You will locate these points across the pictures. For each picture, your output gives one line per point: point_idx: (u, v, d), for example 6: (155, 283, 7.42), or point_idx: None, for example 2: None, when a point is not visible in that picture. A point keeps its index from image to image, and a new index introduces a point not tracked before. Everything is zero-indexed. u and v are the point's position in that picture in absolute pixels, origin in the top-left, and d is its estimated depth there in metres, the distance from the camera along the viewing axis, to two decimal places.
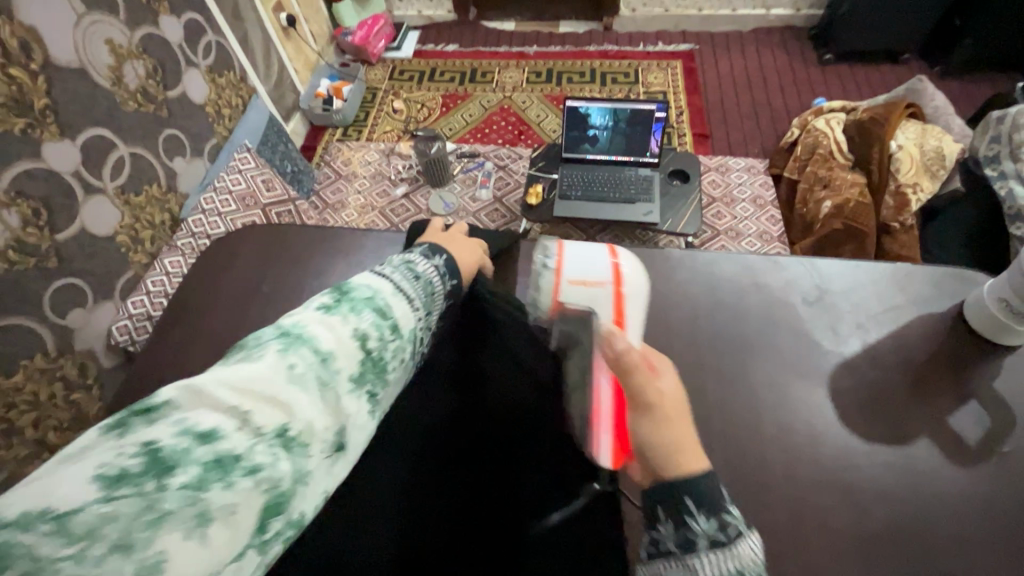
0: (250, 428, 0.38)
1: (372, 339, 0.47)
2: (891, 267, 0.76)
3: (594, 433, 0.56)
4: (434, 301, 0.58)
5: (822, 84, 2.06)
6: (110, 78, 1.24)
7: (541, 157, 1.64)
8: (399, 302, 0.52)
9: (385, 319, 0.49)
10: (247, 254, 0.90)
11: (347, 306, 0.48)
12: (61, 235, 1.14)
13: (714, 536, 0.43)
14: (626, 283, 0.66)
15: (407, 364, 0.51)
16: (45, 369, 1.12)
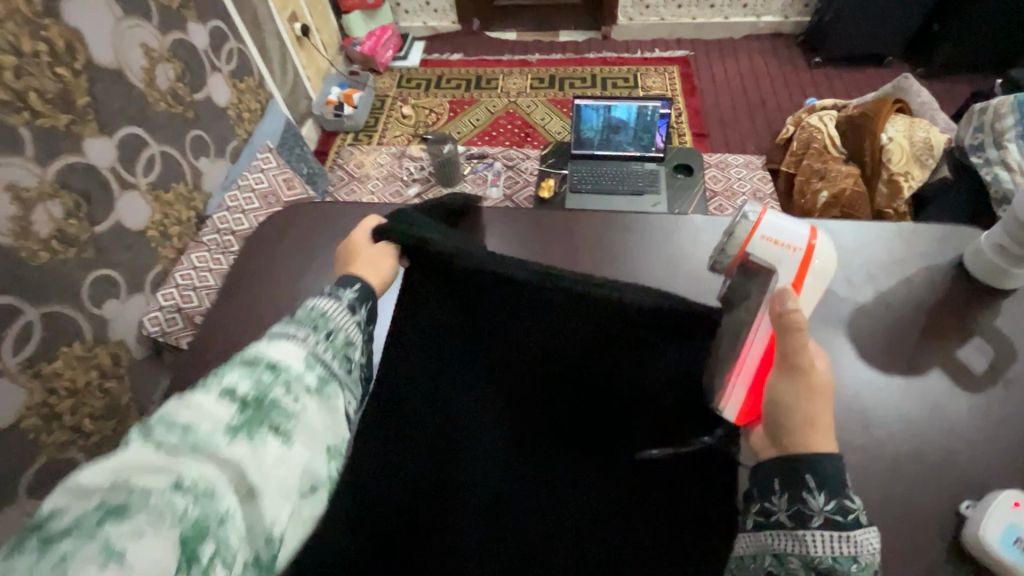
0: (138, 488, 0.39)
1: (245, 388, 0.49)
2: (897, 225, 0.81)
3: (730, 383, 0.59)
4: (328, 325, 0.61)
5: (812, 86, 2.17)
6: (143, 79, 1.29)
7: (550, 155, 1.71)
8: (272, 349, 0.55)
9: (253, 367, 0.52)
10: (297, 232, 0.94)
11: (212, 375, 0.50)
12: (99, 228, 1.18)
13: (831, 524, 0.52)
14: (825, 253, 0.59)
15: (307, 391, 0.53)
16: (83, 356, 1.15)
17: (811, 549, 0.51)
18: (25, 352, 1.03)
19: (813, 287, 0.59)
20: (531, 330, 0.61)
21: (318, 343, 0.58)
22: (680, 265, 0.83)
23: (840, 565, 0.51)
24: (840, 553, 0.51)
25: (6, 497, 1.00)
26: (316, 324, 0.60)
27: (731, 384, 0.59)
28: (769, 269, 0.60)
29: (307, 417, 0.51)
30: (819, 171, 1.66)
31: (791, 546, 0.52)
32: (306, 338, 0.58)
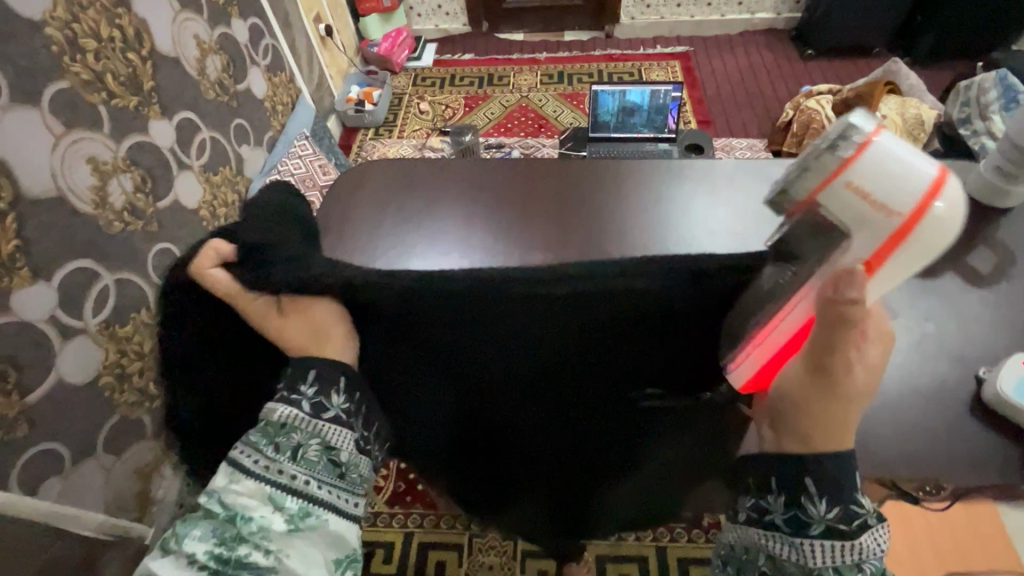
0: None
1: (207, 555, 0.54)
2: None
3: (744, 353, 0.55)
4: (294, 437, 0.61)
5: (806, 75, 2.31)
6: (196, 69, 1.39)
7: (569, 139, 1.83)
8: (238, 491, 0.58)
9: (220, 525, 0.56)
10: (371, 184, 1.02)
11: (178, 535, 0.55)
12: (161, 204, 1.26)
13: (835, 535, 0.53)
14: (935, 225, 0.41)
15: (278, 535, 0.57)
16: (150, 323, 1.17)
17: (812, 561, 0.53)
18: (102, 314, 1.06)
19: (907, 258, 0.43)
20: (526, 331, 0.55)
21: (291, 472, 0.60)
22: (723, 200, 0.94)
23: (843, 573, 0.53)
24: (843, 561, 0.53)
25: (84, 452, 1.05)
26: (281, 444, 0.60)
27: (744, 353, 0.55)
28: (846, 229, 0.44)
29: (281, 563, 0.55)
30: None
31: (787, 552, 0.54)
32: (274, 466, 0.59)
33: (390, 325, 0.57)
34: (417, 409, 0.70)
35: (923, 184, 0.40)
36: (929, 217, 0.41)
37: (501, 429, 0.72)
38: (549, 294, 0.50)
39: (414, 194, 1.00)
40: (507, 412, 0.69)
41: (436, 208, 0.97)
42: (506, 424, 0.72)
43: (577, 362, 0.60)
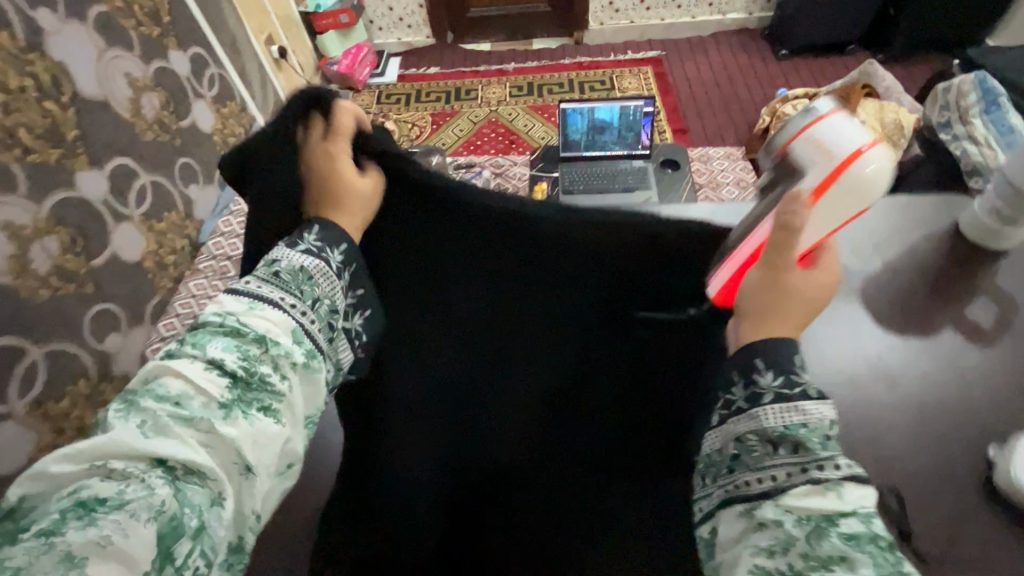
0: (118, 472, 0.43)
1: (231, 362, 0.50)
2: (898, 197, 0.90)
3: (718, 265, 0.53)
4: (309, 283, 0.56)
5: (782, 76, 2.26)
6: (129, 109, 1.28)
7: (540, 159, 1.74)
8: (255, 314, 0.53)
9: (240, 338, 0.52)
10: None
11: (194, 344, 0.51)
12: (96, 262, 1.16)
13: (783, 393, 0.48)
14: (863, 175, 0.43)
15: (295, 367, 0.53)
16: (89, 393, 1.13)
17: (762, 419, 0.48)
18: (31, 393, 1.02)
19: (839, 201, 0.45)
20: (546, 332, 0.60)
21: (306, 313, 0.56)
22: None
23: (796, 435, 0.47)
24: (791, 421, 0.47)
25: None
26: (301, 289, 0.56)
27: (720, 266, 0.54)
28: (801, 168, 0.46)
29: (292, 395, 0.52)
30: None
31: (746, 425, 0.49)
32: (294, 307, 0.55)
33: (411, 304, 0.63)
34: (428, 429, 0.71)
35: (862, 137, 0.43)
36: (858, 162, 0.43)
37: (487, 412, 0.69)
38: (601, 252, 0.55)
39: None
40: (512, 437, 0.70)
41: None
42: (508, 454, 0.72)
43: (593, 385, 0.62)
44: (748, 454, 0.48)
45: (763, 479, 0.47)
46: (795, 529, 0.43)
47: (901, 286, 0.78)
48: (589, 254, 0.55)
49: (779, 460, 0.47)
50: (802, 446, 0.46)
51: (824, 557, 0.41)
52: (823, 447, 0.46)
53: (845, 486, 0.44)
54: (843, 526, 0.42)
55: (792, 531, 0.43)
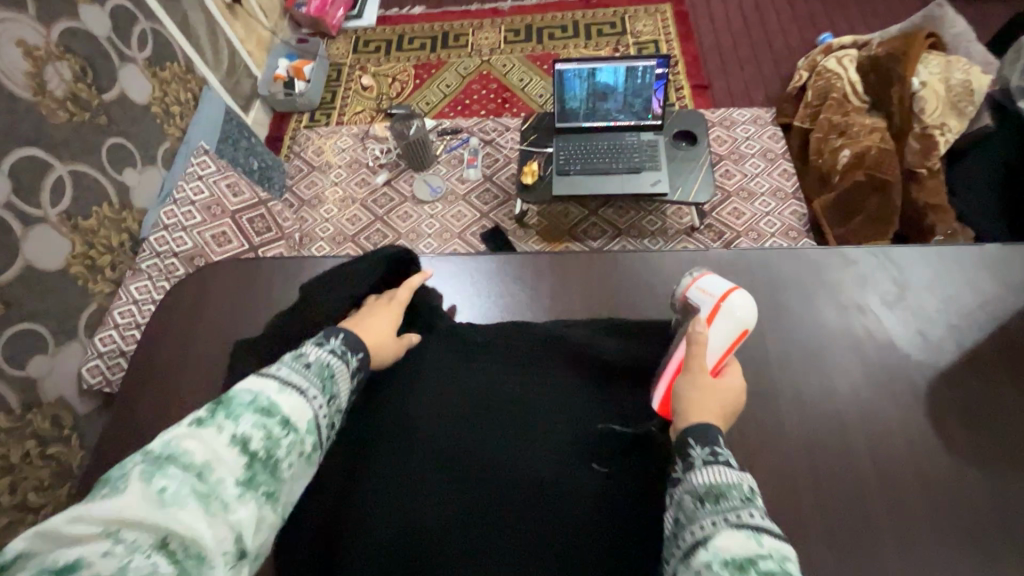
0: (126, 542, 0.38)
1: (257, 440, 0.47)
2: (973, 252, 0.77)
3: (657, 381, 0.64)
4: (333, 380, 0.56)
5: (826, 17, 1.91)
6: (30, 87, 1.07)
7: (531, 130, 1.49)
8: (283, 395, 0.51)
9: (266, 416, 0.49)
10: (218, 293, 0.83)
11: (226, 414, 0.47)
12: (3, 277, 1.00)
13: (709, 452, 0.49)
14: (735, 309, 0.61)
15: (305, 456, 0.51)
16: (13, 428, 1.01)
17: (692, 480, 0.47)
18: None
19: (721, 326, 0.60)
20: (542, 379, 0.71)
21: (322, 404, 0.54)
22: None
23: (723, 492, 0.45)
24: (719, 481, 0.46)
25: None
26: (323, 383, 0.55)
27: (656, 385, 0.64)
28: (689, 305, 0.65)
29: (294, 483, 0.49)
30: (839, 125, 1.48)
31: (682, 489, 0.48)
32: (314, 398, 0.53)
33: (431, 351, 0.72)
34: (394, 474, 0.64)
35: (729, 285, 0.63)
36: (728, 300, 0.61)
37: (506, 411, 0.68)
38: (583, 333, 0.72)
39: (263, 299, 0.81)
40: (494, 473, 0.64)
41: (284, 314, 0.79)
42: (483, 498, 0.62)
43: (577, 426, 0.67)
44: (682, 514, 0.46)
45: (697, 534, 0.43)
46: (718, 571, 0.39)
47: (979, 384, 0.68)
48: (571, 334, 0.72)
49: (704, 513, 0.44)
50: (726, 501, 0.45)
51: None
52: (749, 506, 0.44)
53: (762, 535, 0.41)
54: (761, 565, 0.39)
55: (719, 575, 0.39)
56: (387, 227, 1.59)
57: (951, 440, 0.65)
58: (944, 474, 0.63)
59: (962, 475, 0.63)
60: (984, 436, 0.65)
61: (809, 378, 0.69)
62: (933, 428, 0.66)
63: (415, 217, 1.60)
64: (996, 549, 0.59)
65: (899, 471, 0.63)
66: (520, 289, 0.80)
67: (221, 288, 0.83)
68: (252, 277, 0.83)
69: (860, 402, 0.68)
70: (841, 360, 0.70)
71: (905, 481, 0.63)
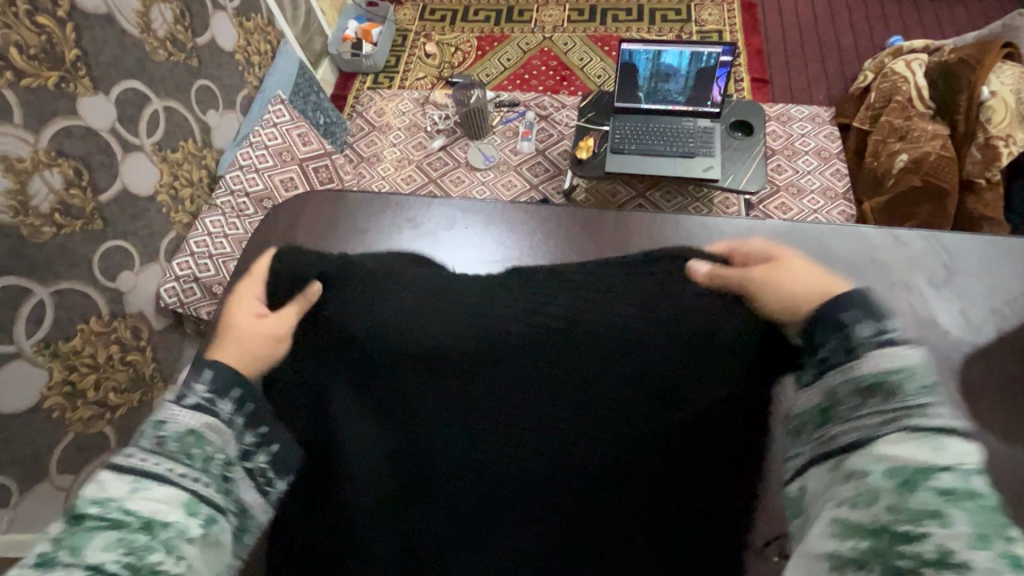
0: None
1: (119, 555, 0.49)
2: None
3: None
4: (201, 449, 0.62)
5: (899, 21, 1.89)
6: (138, 24, 1.16)
7: (589, 108, 1.53)
8: (137, 496, 0.54)
9: (125, 524, 0.52)
10: (308, 224, 0.91)
11: (72, 544, 0.49)
12: (104, 197, 1.11)
13: (884, 353, 0.59)
14: None
15: (194, 535, 0.55)
16: (101, 332, 1.12)
17: (862, 370, 0.58)
18: (39, 332, 0.99)
19: None
20: (541, 357, 0.78)
21: (200, 478, 0.60)
22: None
23: (901, 386, 0.56)
24: (891, 408, 0.55)
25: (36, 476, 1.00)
26: (191, 456, 0.61)
27: None
28: None
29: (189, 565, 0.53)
30: (899, 129, 1.47)
31: (843, 381, 0.60)
32: (185, 477, 0.59)
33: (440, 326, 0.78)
34: (381, 416, 0.78)
35: None
36: None
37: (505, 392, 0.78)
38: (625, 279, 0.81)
39: (347, 230, 0.90)
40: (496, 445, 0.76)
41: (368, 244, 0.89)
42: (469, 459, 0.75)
43: (581, 400, 0.76)
44: (840, 406, 0.59)
45: (875, 430, 0.54)
46: (886, 481, 0.49)
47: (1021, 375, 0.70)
48: None
49: (872, 413, 0.55)
50: (902, 401, 0.55)
51: (925, 500, 0.45)
52: (921, 414, 0.53)
53: (944, 434, 0.51)
54: (937, 482, 0.46)
55: (884, 483, 0.49)
56: (440, 190, 1.66)
57: (984, 422, 0.68)
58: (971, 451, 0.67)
59: (991, 455, 0.66)
60: (1015, 422, 0.68)
61: None
62: (965, 409, 0.69)
63: (468, 183, 1.67)
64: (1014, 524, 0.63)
65: None
66: (585, 241, 0.86)
67: (312, 220, 0.92)
68: (340, 214, 0.92)
69: None
70: None
71: None
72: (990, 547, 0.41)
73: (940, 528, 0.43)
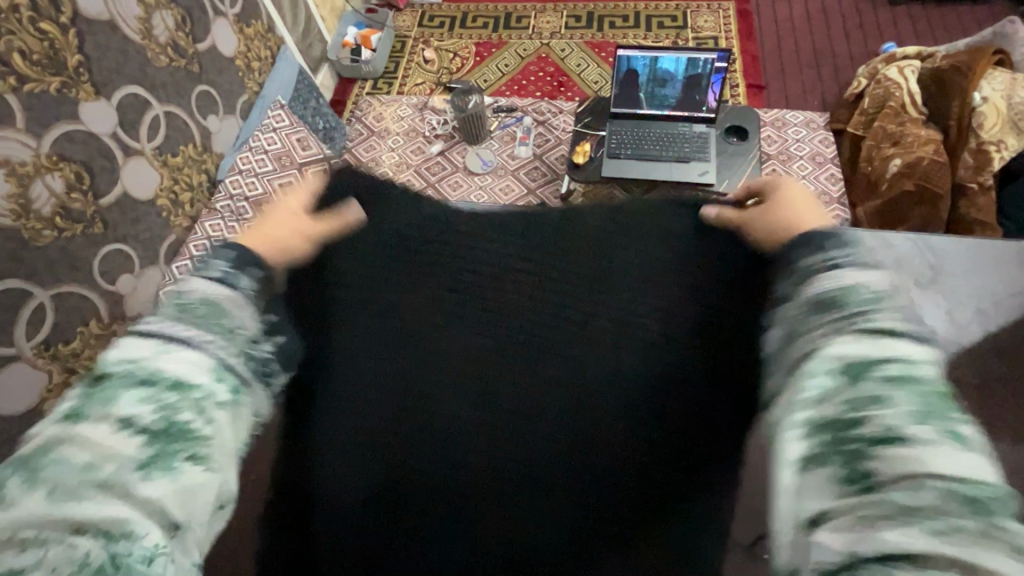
0: (31, 543, 0.38)
1: (147, 416, 0.45)
2: (1011, 246, 0.80)
3: None
4: (225, 315, 0.55)
5: (892, 28, 1.91)
6: (139, 30, 1.18)
7: (586, 113, 1.54)
8: (168, 357, 0.49)
9: (150, 386, 0.47)
10: None
11: (100, 399, 0.45)
12: (104, 200, 1.12)
13: (828, 263, 0.52)
14: None
15: (222, 404, 0.50)
16: (100, 334, 1.12)
17: (829, 279, 0.50)
18: (39, 334, 1.00)
19: None
20: (545, 413, 0.72)
21: (224, 346, 0.53)
22: None
23: (843, 298, 0.48)
24: (841, 306, 0.47)
25: None
26: (215, 322, 0.53)
27: None
28: None
29: (221, 428, 0.49)
30: (893, 134, 1.49)
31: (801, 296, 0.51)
32: (212, 342, 0.52)
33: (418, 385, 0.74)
34: (367, 450, 0.75)
35: None
36: None
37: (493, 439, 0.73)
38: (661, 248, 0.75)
39: None
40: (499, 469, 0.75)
41: None
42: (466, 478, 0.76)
43: (562, 444, 0.72)
44: (810, 313, 0.49)
45: (815, 340, 0.47)
46: (832, 380, 0.43)
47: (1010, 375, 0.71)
48: None
49: (828, 315, 0.47)
50: (847, 308, 0.47)
51: (866, 397, 0.41)
52: (875, 307, 0.46)
53: (897, 331, 0.44)
54: (880, 370, 0.42)
55: (831, 386, 0.43)
56: (438, 194, 1.67)
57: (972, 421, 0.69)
58: None
59: None
60: (1003, 422, 0.69)
61: None
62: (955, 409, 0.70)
63: (466, 187, 1.68)
64: None
65: None
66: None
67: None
68: None
69: None
70: None
71: None
72: (927, 421, 0.38)
73: (885, 410, 0.39)
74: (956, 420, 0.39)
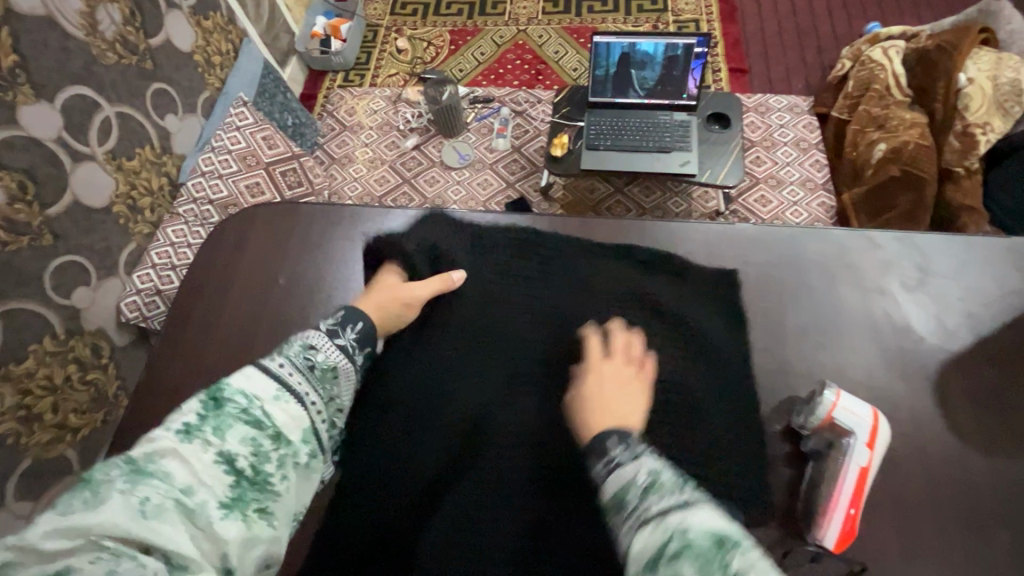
0: (109, 551, 0.42)
1: (246, 455, 0.52)
2: (1000, 242, 0.77)
3: (828, 514, 0.61)
4: (334, 383, 0.64)
5: (876, 7, 1.86)
6: (83, 26, 1.10)
7: (564, 103, 1.49)
8: (279, 403, 0.57)
9: (258, 426, 0.55)
10: (257, 238, 0.88)
11: (218, 424, 0.53)
12: (53, 210, 1.05)
13: (609, 464, 0.52)
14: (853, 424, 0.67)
15: (299, 465, 0.57)
16: (56, 351, 1.07)
17: (612, 480, 0.51)
18: None
19: None
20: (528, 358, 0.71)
21: (321, 408, 0.61)
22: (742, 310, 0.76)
23: (625, 495, 0.49)
24: (623, 504, 0.49)
25: None
26: (322, 386, 0.62)
27: (828, 516, 0.61)
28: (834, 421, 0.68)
29: (288, 493, 0.55)
30: (877, 118, 1.45)
31: (607, 509, 0.50)
32: (313, 402, 0.60)
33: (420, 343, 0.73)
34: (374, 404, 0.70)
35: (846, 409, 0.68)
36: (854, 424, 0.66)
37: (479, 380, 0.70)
38: (616, 276, 0.77)
39: (299, 244, 0.86)
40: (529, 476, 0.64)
41: (320, 259, 0.85)
42: (471, 513, 0.62)
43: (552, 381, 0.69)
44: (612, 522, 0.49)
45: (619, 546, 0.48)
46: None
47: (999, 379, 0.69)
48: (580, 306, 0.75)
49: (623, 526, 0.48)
50: (630, 504, 0.48)
51: None
52: (644, 495, 0.48)
53: (667, 517, 0.45)
54: (664, 548, 0.43)
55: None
56: (414, 191, 1.62)
57: (958, 428, 0.67)
58: (947, 460, 0.65)
59: (965, 463, 0.65)
60: (991, 429, 0.66)
61: (823, 356, 0.72)
62: (941, 416, 0.67)
63: (443, 183, 1.63)
64: (991, 534, 0.61)
65: (900, 453, 0.66)
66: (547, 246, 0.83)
67: (261, 233, 0.88)
68: (292, 226, 0.88)
69: (870, 386, 0.70)
70: (857, 344, 0.72)
71: (907, 465, 0.65)
72: None
73: None
74: (730, 557, 0.42)
